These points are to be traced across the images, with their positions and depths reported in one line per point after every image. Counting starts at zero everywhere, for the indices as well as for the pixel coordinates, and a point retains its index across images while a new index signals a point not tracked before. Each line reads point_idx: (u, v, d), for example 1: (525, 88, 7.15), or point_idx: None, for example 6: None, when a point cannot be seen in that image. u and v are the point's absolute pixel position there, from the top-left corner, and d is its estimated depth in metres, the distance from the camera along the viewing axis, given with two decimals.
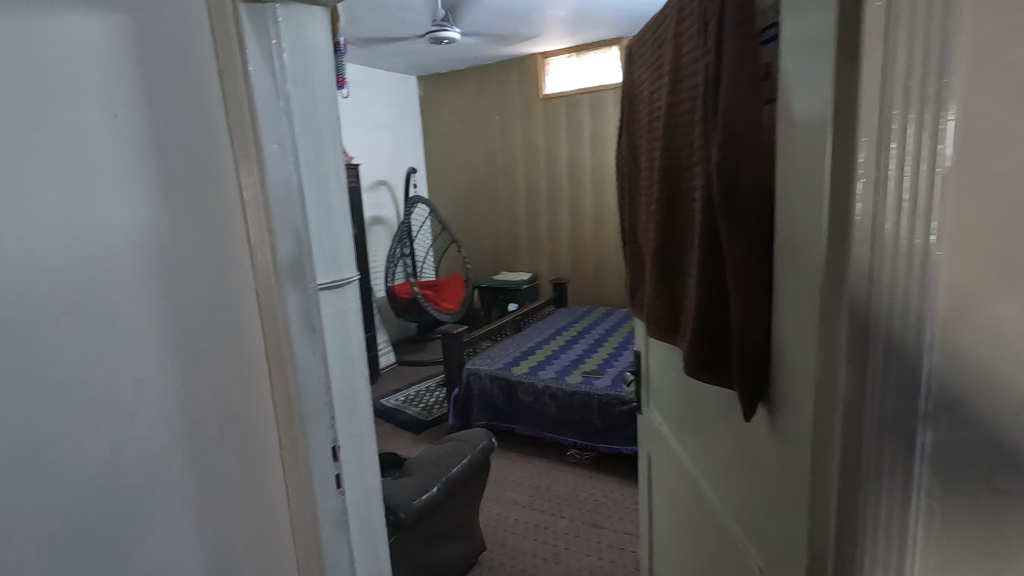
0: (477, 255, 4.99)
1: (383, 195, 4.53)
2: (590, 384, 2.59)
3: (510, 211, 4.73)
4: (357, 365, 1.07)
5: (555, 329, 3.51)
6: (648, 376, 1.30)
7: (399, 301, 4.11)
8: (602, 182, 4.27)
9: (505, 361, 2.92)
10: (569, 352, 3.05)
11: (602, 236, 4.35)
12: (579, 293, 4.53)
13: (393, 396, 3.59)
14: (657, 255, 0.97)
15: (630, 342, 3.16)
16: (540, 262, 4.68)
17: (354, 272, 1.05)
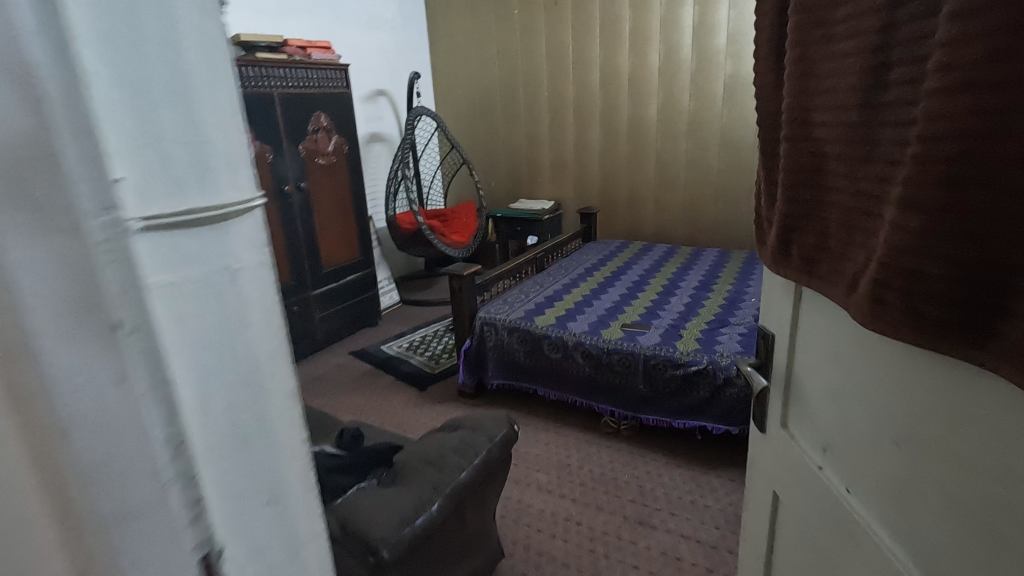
0: (492, 180, 4.36)
1: (383, 108, 3.87)
2: (634, 339, 2.07)
3: (530, 129, 4.05)
4: (266, 370, 0.55)
5: (585, 268, 2.96)
6: (789, 377, 0.75)
7: (402, 233, 3.57)
8: (642, 92, 3.56)
9: (526, 309, 2.40)
10: (604, 298, 2.51)
11: (638, 159, 3.69)
12: (609, 225, 3.93)
13: (396, 343, 3.13)
14: (938, 172, 0.42)
15: (677, 287, 2.62)
16: (563, 189, 4.06)
17: (253, 193, 0.53)
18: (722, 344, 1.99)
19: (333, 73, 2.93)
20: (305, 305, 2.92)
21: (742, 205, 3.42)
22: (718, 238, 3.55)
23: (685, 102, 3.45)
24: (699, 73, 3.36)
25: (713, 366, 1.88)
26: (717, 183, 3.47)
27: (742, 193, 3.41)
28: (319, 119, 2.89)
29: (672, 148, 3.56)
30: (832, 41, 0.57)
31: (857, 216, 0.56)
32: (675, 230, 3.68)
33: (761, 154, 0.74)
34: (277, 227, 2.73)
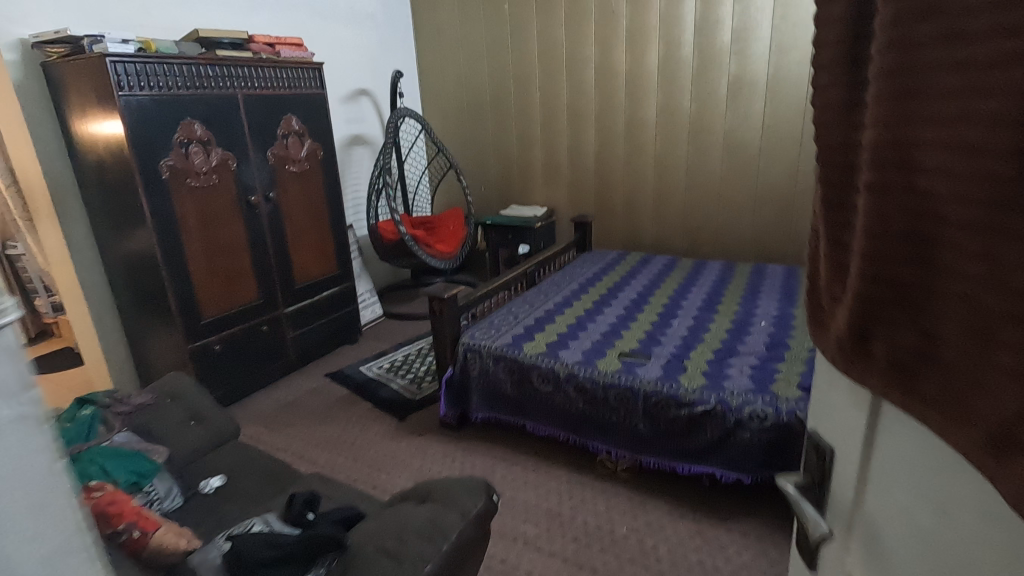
0: (482, 184, 4.14)
1: (365, 109, 3.64)
2: (633, 372, 1.86)
3: (522, 131, 3.83)
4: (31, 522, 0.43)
5: (580, 284, 2.75)
6: (856, 518, 0.54)
7: (385, 243, 3.35)
8: (640, 93, 3.34)
9: (514, 334, 2.18)
10: (600, 321, 2.30)
11: (636, 164, 3.48)
12: (605, 233, 3.71)
13: (377, 363, 2.90)
14: None
15: (679, 307, 2.41)
16: (557, 194, 3.84)
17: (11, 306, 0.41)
18: (731, 379, 1.78)
19: (305, 72, 2.70)
20: (277, 324, 2.69)
21: (745, 214, 3.22)
22: (721, 249, 3.35)
23: (686, 104, 3.23)
24: (701, 74, 3.14)
25: (721, 406, 1.67)
26: (720, 190, 3.26)
27: (746, 201, 3.20)
28: (289, 123, 2.65)
29: (672, 153, 3.34)
30: (961, 41, 0.36)
31: (1012, 330, 0.34)
32: (675, 240, 3.47)
33: (822, 202, 0.52)
34: (244, 241, 2.51)
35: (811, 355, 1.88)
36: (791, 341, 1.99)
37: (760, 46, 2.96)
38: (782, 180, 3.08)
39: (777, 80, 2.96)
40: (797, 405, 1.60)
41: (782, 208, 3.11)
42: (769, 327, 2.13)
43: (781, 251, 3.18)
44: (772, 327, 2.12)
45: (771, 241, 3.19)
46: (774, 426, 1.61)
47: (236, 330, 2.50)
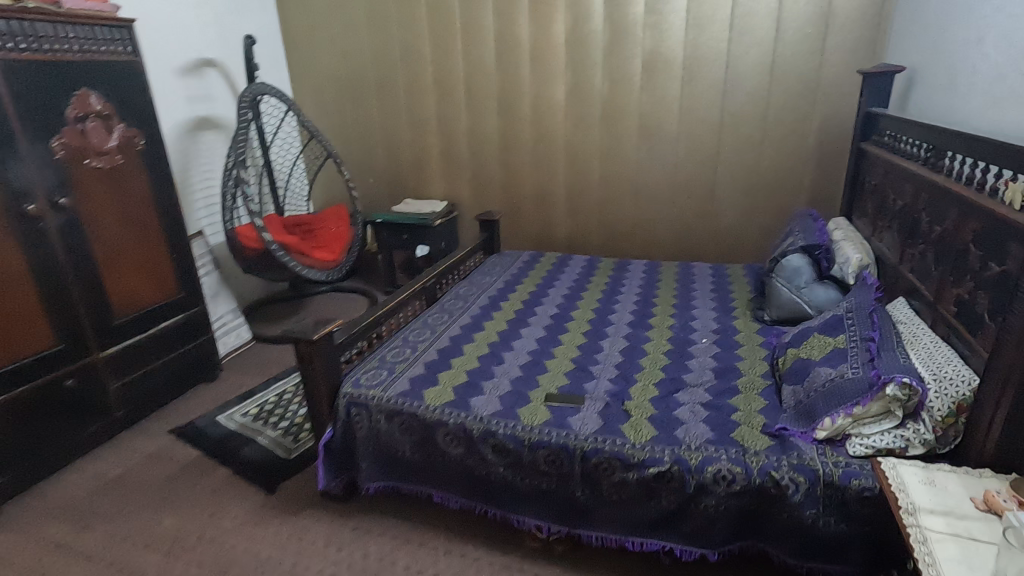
0: (369, 175, 3.55)
1: (213, 84, 2.91)
2: (566, 425, 1.47)
3: (413, 113, 3.29)
4: None
5: (491, 298, 2.32)
6: None
7: (246, 255, 2.69)
8: (545, 70, 2.94)
9: (412, 377, 1.70)
10: (517, 348, 1.89)
11: (545, 151, 3.08)
12: (514, 230, 3.30)
13: (242, 409, 2.30)
14: None
15: (607, 324, 2.06)
16: (457, 186, 3.36)
17: None
18: (684, 427, 1.44)
19: (105, 31, 1.98)
20: (90, 375, 2.00)
21: (664, 206, 2.95)
22: (639, 244, 3.06)
23: (598, 83, 2.87)
24: (613, 48, 2.79)
25: (678, 467, 1.33)
26: (636, 179, 2.96)
27: (665, 192, 2.93)
28: (85, 100, 1.94)
29: (584, 139, 2.99)
30: None
31: None
32: (590, 235, 3.14)
33: None
34: (24, 266, 1.79)
35: (767, 384, 1.59)
36: (740, 365, 1.70)
37: (677, 18, 2.64)
38: (702, 169, 2.83)
39: (695, 58, 2.67)
40: (770, 460, 1.29)
41: (702, 200, 2.88)
42: (712, 347, 1.83)
43: (702, 245, 2.96)
44: (716, 347, 1.82)
45: (691, 235, 2.95)
46: (745, 491, 1.28)
47: (21, 391, 1.79)
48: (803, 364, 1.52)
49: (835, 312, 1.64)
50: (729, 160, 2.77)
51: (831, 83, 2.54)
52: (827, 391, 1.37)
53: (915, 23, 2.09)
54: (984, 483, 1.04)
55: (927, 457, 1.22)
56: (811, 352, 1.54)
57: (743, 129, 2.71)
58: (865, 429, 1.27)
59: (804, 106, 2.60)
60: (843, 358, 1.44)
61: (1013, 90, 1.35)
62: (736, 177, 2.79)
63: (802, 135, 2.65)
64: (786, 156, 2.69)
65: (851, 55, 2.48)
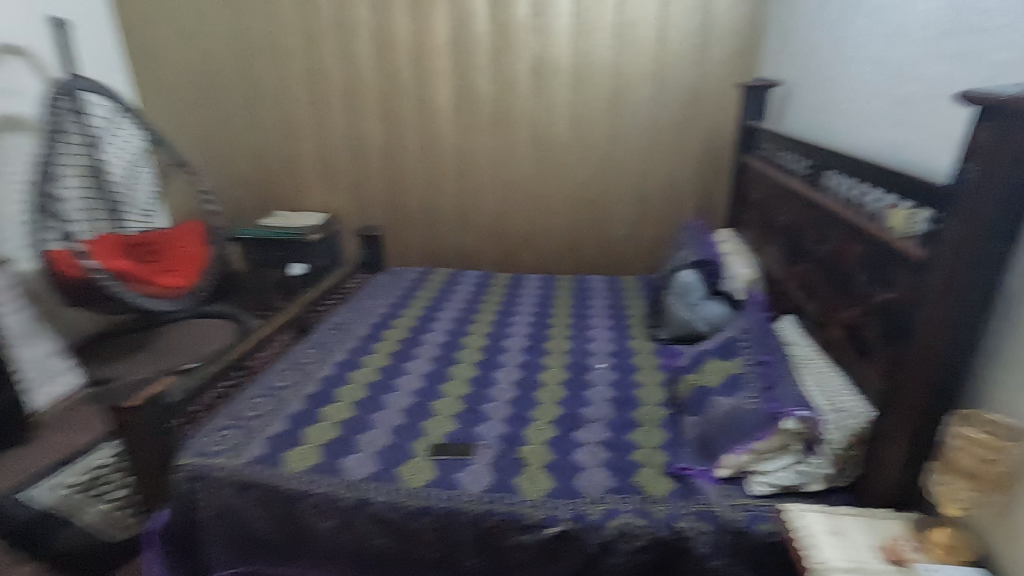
0: (233, 184, 3.12)
1: (18, 75, 2.37)
2: (453, 484, 1.28)
3: (282, 115, 2.93)
4: None
5: (373, 327, 2.07)
6: None
7: (67, 281, 2.17)
8: (428, 72, 2.72)
9: (271, 437, 1.43)
10: (400, 389, 1.66)
11: (431, 159, 2.87)
12: (402, 244, 3.05)
13: (66, 477, 1.66)
14: None
15: (501, 352, 1.90)
16: (336, 196, 3.04)
17: None
18: (585, 473, 1.31)
19: None
20: None
21: (558, 216, 2.85)
22: (534, 257, 2.95)
23: (484, 88, 2.71)
24: (498, 51, 2.64)
25: (579, 524, 1.19)
26: (528, 189, 2.83)
27: (558, 202, 2.83)
28: None
29: (472, 146, 2.81)
30: None
31: None
32: (484, 247, 2.97)
33: None
34: None
35: (666, 414, 1.51)
36: (638, 394, 1.61)
37: (562, 22, 2.55)
38: (593, 179, 2.76)
39: (584, 64, 2.59)
40: (673, 508, 1.19)
41: (595, 211, 2.81)
42: (609, 374, 1.73)
43: (596, 256, 2.90)
44: (613, 374, 1.72)
45: (585, 245, 2.88)
46: (649, 544, 1.17)
47: None
48: (701, 392, 1.44)
49: (728, 333, 1.59)
50: (620, 170, 2.73)
51: (713, 95, 2.57)
52: (727, 424, 1.30)
53: (787, 40, 2.14)
54: (885, 525, 0.99)
55: (825, 491, 1.17)
56: (708, 379, 1.47)
57: (632, 138, 2.68)
58: (766, 465, 1.20)
59: (688, 116, 2.62)
60: (739, 385, 1.38)
61: (884, 110, 1.36)
62: (628, 187, 2.75)
63: (687, 146, 2.66)
64: (674, 167, 2.70)
65: (729, 68, 2.52)
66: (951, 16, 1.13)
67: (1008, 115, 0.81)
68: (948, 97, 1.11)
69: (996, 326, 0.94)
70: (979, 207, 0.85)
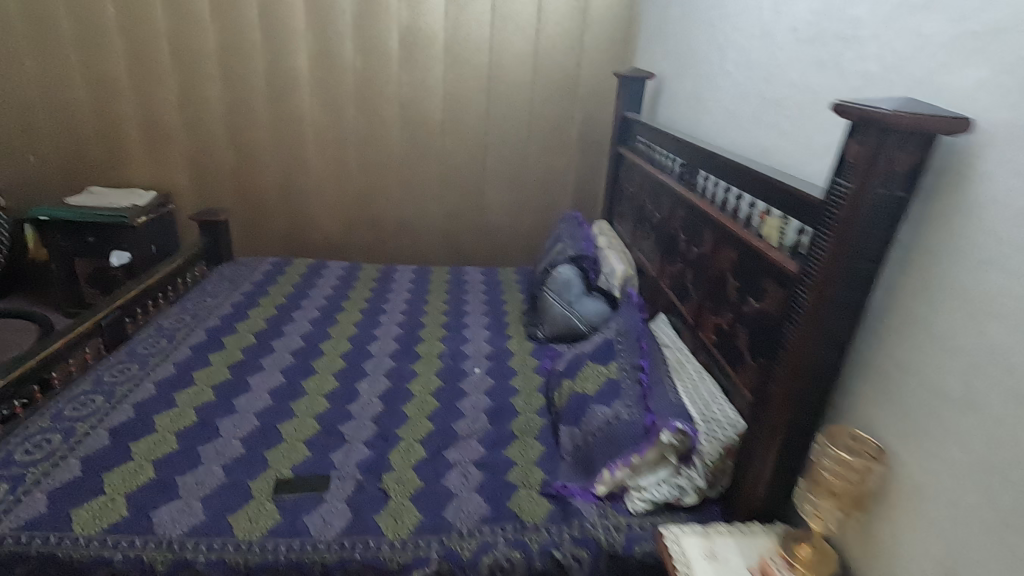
0: (25, 151, 2.51)
1: None
2: (300, 530, 1.08)
3: (91, 69, 2.39)
4: None
5: (209, 332, 1.75)
6: None
7: None
8: (280, 30, 2.36)
9: (55, 490, 1.11)
10: (241, 412, 1.40)
11: (286, 133, 2.52)
12: (254, 229, 2.67)
13: None
14: None
15: (366, 358, 1.69)
16: (169, 172, 2.57)
17: None
18: (457, 501, 1.18)
19: None
20: None
21: (434, 201, 2.66)
22: (408, 245, 2.74)
23: (347, 55, 2.41)
24: (363, 14, 2.35)
25: (448, 565, 1.06)
26: (400, 171, 2.60)
27: (433, 186, 2.64)
28: None
29: (335, 121, 2.51)
30: None
31: None
32: (352, 235, 2.70)
33: None
34: None
35: (544, 425, 1.42)
36: (515, 402, 1.50)
37: None
38: (470, 163, 2.61)
39: (459, 38, 2.40)
40: (550, 536, 1.10)
41: (471, 198, 2.66)
42: (485, 380, 1.60)
43: (474, 245, 2.76)
44: (489, 380, 1.60)
45: (461, 233, 2.73)
46: None
47: None
48: (579, 401, 1.37)
49: (606, 335, 1.54)
50: (497, 156, 2.60)
51: (591, 82, 2.52)
52: (605, 435, 1.23)
53: (661, 32, 2.12)
54: (756, 544, 0.98)
55: (700, 503, 1.15)
56: (585, 386, 1.40)
57: (509, 123, 2.55)
58: (643, 481, 1.15)
59: (566, 103, 2.54)
60: (616, 393, 1.32)
61: (753, 110, 1.36)
62: (505, 174, 2.64)
63: (565, 133, 2.60)
64: (552, 155, 2.62)
65: (606, 56, 2.48)
66: (818, 17, 1.12)
67: (880, 130, 0.78)
68: (814, 103, 1.11)
69: (860, 342, 0.94)
70: (852, 226, 0.83)
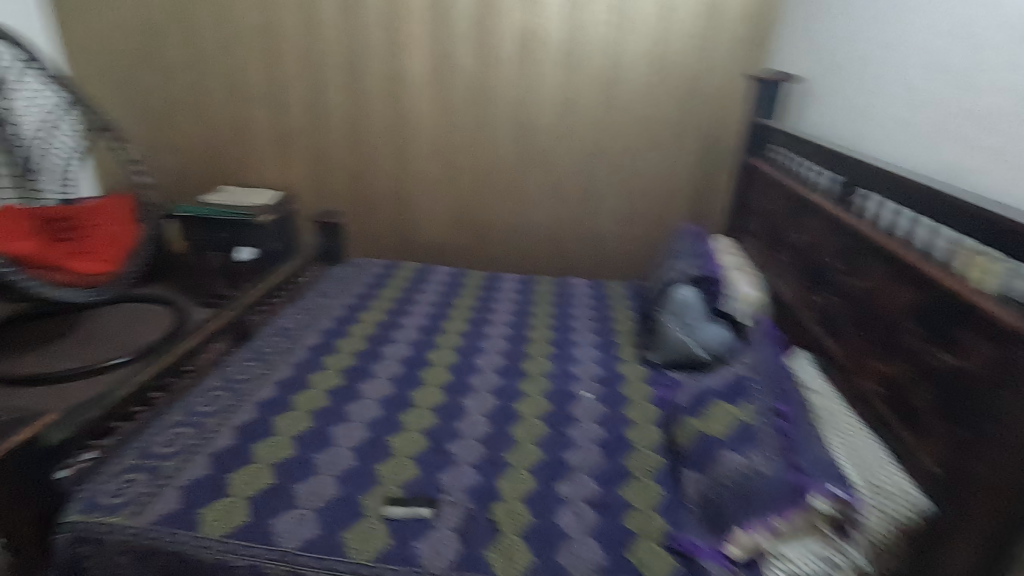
0: (172, 153, 2.74)
1: None
2: (411, 557, 1.05)
3: (229, 76, 2.56)
4: None
5: (324, 334, 1.79)
6: None
7: None
8: (399, 36, 2.39)
9: (186, 486, 1.16)
10: (352, 420, 1.40)
11: (399, 137, 2.56)
12: (366, 230, 2.75)
13: None
14: None
15: (472, 372, 1.65)
16: (292, 174, 2.70)
17: None
18: (570, 543, 1.09)
19: None
20: None
21: (540, 208, 2.59)
22: (511, 251, 2.69)
23: (463, 60, 2.40)
24: (481, 18, 2.33)
25: None
26: (508, 177, 2.56)
27: (540, 193, 2.57)
28: None
29: (446, 125, 2.51)
30: None
31: None
32: (456, 239, 2.70)
33: None
34: None
35: (663, 464, 1.30)
36: (630, 435, 1.40)
37: None
38: (579, 170, 2.51)
39: (576, 40, 2.31)
40: None
41: (578, 206, 2.57)
42: (596, 406, 1.50)
43: (579, 255, 2.66)
44: (601, 407, 1.50)
45: (566, 242, 2.64)
46: None
47: None
48: (704, 442, 1.24)
49: (735, 369, 1.38)
50: (609, 163, 2.49)
51: (716, 85, 2.34)
52: (738, 489, 1.09)
53: (806, 30, 1.91)
54: None
55: None
56: (711, 425, 1.25)
57: (624, 128, 2.43)
58: (787, 550, 1.00)
59: (687, 107, 2.38)
60: (750, 439, 1.16)
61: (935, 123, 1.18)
62: (616, 182, 2.51)
63: (684, 140, 2.43)
64: (669, 162, 2.47)
65: (735, 57, 2.29)
66: None
67: None
68: None
69: None
70: None
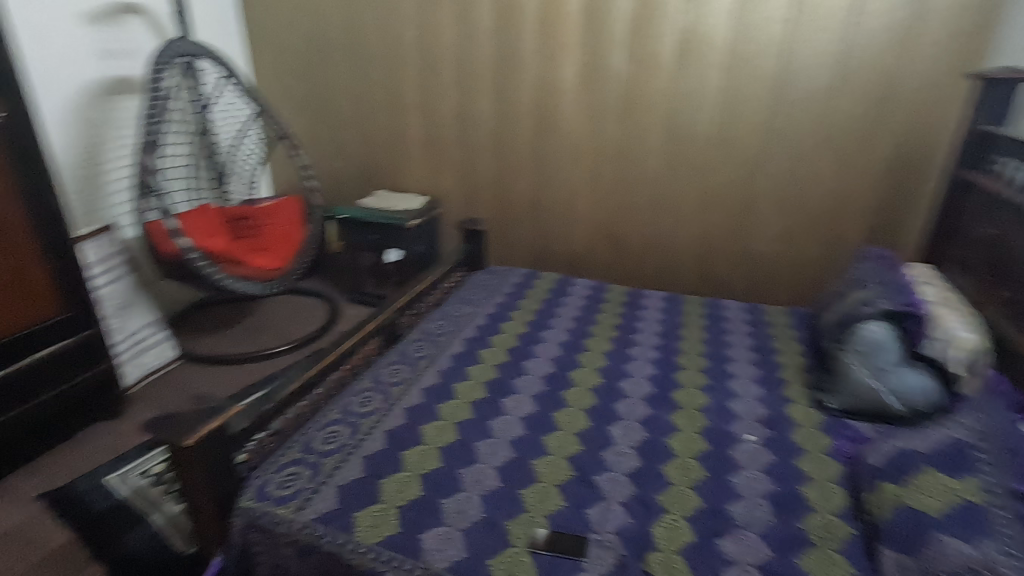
0: (335, 158, 2.96)
1: (132, 36, 2.27)
2: None
3: (390, 87, 2.70)
4: None
5: (467, 342, 1.79)
6: None
7: (160, 256, 2.07)
8: (554, 43, 2.36)
9: (343, 487, 1.19)
10: (496, 437, 1.37)
11: (546, 145, 2.53)
12: (505, 237, 2.76)
13: None
14: None
15: (618, 397, 1.55)
16: (439, 179, 2.79)
17: None
18: None
19: None
20: None
21: (689, 222, 2.42)
22: (653, 266, 2.54)
23: (618, 65, 2.30)
24: (641, 21, 2.21)
25: None
26: (657, 188, 2.42)
27: (691, 205, 2.39)
28: None
29: (595, 134, 2.43)
30: None
31: None
32: (595, 250, 2.61)
33: None
34: None
35: (851, 535, 1.10)
36: (806, 492, 1.21)
37: None
38: (738, 182, 2.30)
39: (747, 40, 2.11)
40: None
41: (733, 220, 2.35)
42: (763, 453, 1.33)
43: (730, 274, 2.44)
44: (768, 454, 1.32)
45: (716, 260, 2.43)
46: None
47: None
48: (905, 516, 1.02)
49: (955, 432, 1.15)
50: (773, 173, 2.24)
51: (916, 87, 2.01)
52: None
53: None
54: None
55: None
56: (921, 498, 1.03)
57: (795, 137, 2.18)
58: None
59: (876, 112, 2.07)
60: (979, 527, 0.94)
61: None
62: (781, 196, 2.26)
63: (870, 149, 2.12)
64: (847, 174, 2.16)
65: (946, 53, 1.95)
66: None
67: None
68: None
69: None
70: None
